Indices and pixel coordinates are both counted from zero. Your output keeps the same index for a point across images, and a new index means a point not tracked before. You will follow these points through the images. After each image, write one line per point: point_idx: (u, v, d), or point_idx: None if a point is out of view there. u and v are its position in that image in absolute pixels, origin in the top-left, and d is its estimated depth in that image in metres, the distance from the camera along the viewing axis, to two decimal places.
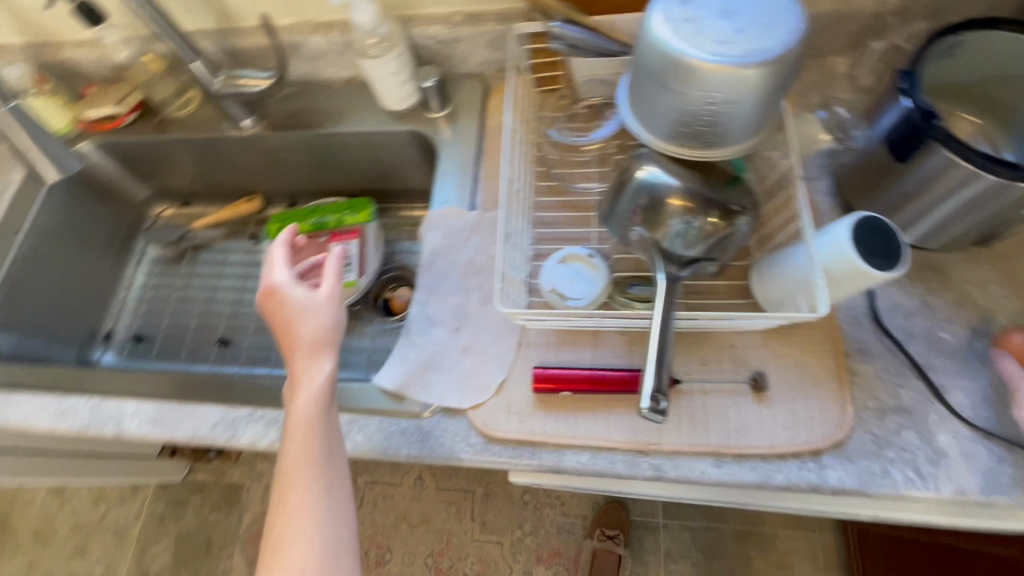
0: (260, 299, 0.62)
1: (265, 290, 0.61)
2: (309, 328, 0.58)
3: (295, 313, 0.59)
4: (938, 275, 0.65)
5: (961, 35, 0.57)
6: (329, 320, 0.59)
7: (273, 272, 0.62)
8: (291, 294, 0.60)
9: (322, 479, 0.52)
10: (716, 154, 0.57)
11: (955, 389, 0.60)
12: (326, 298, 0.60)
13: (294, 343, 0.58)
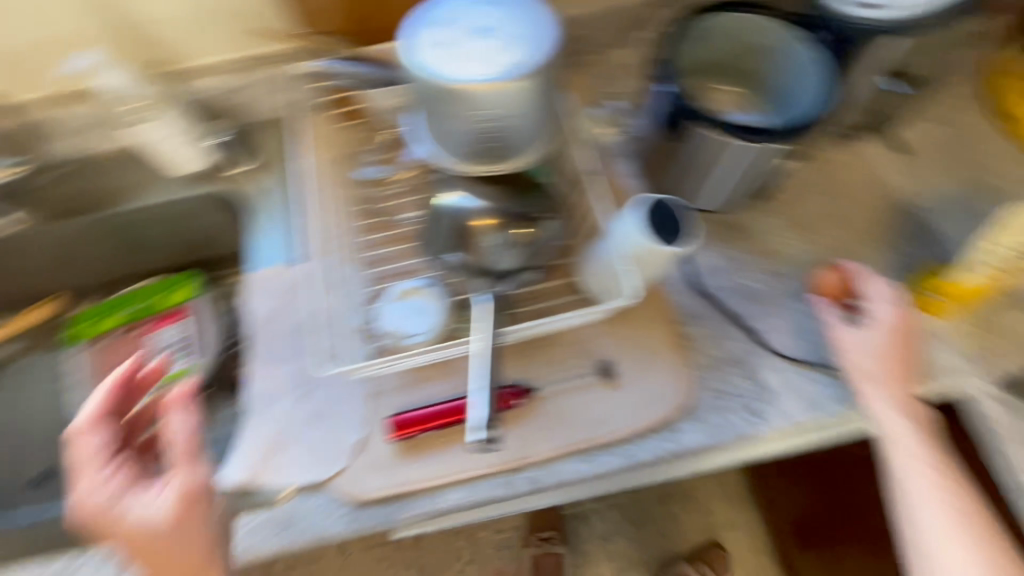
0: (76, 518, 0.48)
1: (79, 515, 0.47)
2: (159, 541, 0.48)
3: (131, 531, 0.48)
4: (737, 230, 0.72)
5: (702, 17, 0.62)
6: (196, 538, 0.48)
7: (89, 490, 0.48)
8: (121, 517, 0.47)
9: None
10: (516, 167, 0.57)
11: (770, 329, 0.67)
12: (183, 514, 0.48)
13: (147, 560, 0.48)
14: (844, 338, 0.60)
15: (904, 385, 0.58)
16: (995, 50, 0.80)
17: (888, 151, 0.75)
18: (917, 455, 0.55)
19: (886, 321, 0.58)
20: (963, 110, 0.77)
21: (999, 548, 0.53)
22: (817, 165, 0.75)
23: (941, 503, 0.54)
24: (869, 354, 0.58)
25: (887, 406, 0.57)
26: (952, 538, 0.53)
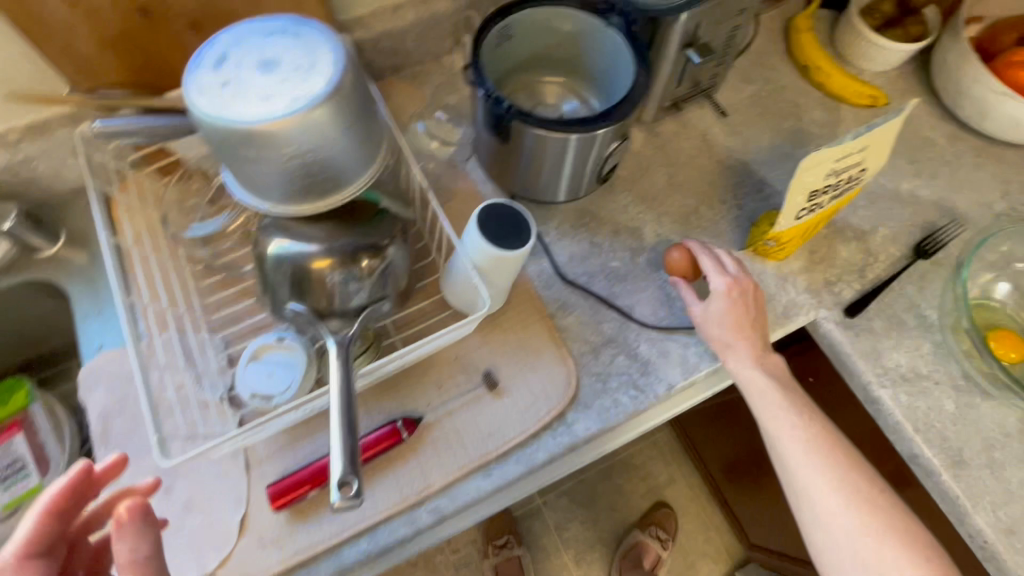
0: None
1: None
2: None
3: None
4: (592, 215, 0.74)
5: (505, 18, 0.62)
6: None
7: None
8: None
9: None
10: (344, 197, 0.53)
11: (638, 303, 0.69)
12: None
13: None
14: (697, 313, 0.64)
15: (756, 343, 0.62)
16: (784, 9, 0.88)
17: (712, 115, 0.81)
18: (778, 406, 0.60)
19: (728, 293, 0.62)
20: (769, 67, 0.85)
21: (861, 475, 0.56)
22: (654, 139, 0.79)
23: (805, 444, 0.58)
24: (718, 326, 0.62)
25: (746, 368, 0.61)
26: (818, 474, 0.56)
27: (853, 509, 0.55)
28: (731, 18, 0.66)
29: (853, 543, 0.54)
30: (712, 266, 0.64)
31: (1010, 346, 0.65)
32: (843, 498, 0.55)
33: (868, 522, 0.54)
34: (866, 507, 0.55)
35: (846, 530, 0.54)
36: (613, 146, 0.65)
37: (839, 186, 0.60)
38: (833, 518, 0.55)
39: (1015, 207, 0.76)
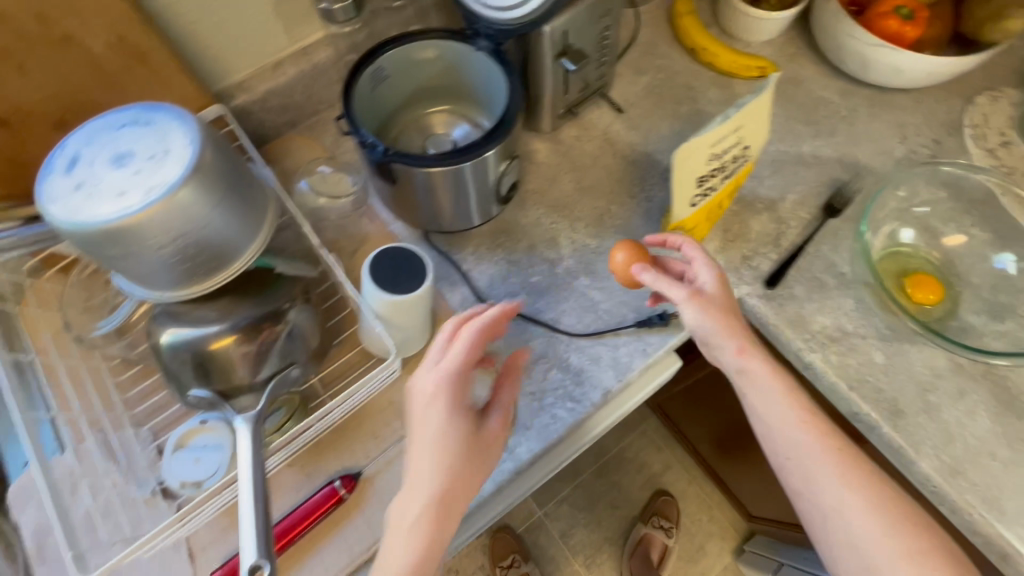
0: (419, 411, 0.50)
1: (431, 466, 0.48)
2: (472, 483, 0.50)
3: (427, 491, 0.48)
4: (507, 234, 0.75)
5: (372, 63, 0.62)
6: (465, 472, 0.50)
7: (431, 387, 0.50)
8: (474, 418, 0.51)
9: None
10: (233, 271, 0.53)
11: (563, 313, 0.69)
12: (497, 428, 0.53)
13: (455, 508, 0.49)
14: (687, 299, 0.56)
15: (759, 346, 0.57)
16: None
17: (611, 113, 0.83)
18: (789, 413, 0.56)
19: (716, 279, 0.57)
20: (659, 55, 0.86)
21: (881, 487, 0.53)
22: (557, 147, 0.80)
23: (815, 451, 0.55)
24: (712, 319, 0.56)
25: (761, 372, 0.56)
26: (826, 483, 0.54)
27: (871, 519, 0.52)
28: (596, 22, 0.68)
29: (861, 553, 0.52)
30: (694, 251, 0.59)
31: (925, 287, 0.67)
32: (855, 509, 0.53)
33: (882, 535, 0.52)
34: (885, 519, 0.52)
35: (853, 537, 0.53)
36: (504, 167, 0.66)
37: (727, 169, 0.61)
38: (844, 526, 0.53)
39: (914, 149, 0.77)
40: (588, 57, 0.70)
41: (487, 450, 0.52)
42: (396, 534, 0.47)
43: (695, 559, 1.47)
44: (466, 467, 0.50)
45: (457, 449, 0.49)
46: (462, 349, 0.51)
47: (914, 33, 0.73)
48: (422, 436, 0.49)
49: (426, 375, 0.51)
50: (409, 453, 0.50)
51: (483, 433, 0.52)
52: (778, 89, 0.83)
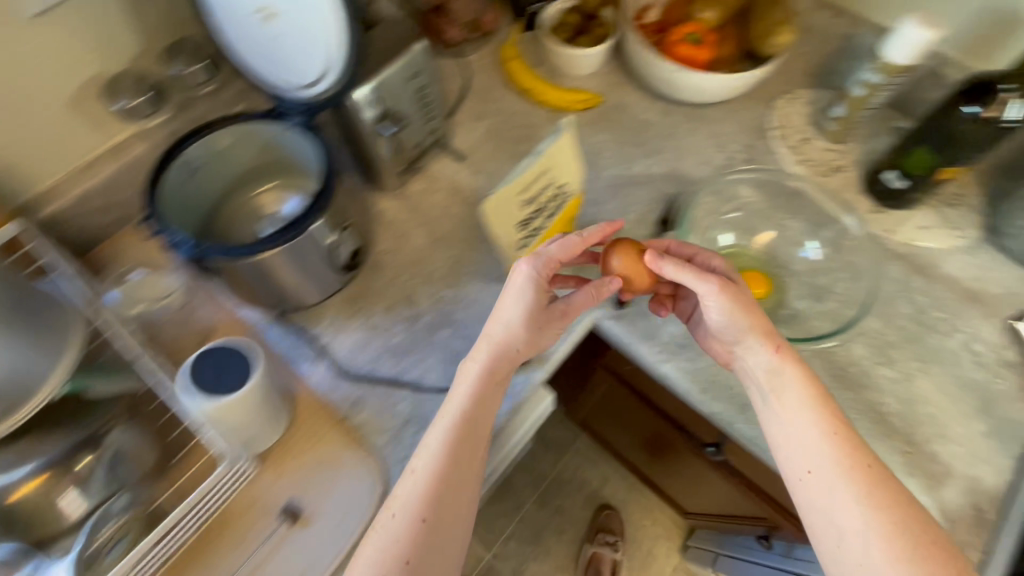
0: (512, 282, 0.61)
1: (493, 336, 0.60)
2: (502, 385, 0.61)
3: (464, 388, 0.59)
4: (364, 299, 0.74)
5: (176, 160, 0.61)
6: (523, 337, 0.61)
7: (520, 279, 0.60)
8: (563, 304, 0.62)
9: (465, 477, 0.57)
10: (36, 405, 0.50)
11: (426, 370, 0.70)
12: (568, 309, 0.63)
13: (485, 410, 0.59)
14: (721, 287, 0.60)
15: (790, 350, 0.61)
16: (492, 42, 0.94)
17: (456, 161, 0.85)
18: (817, 422, 0.57)
19: (729, 271, 0.65)
20: (494, 99, 0.90)
21: (911, 519, 0.51)
22: (407, 203, 0.81)
23: (836, 463, 0.54)
24: (746, 310, 0.60)
25: (789, 375, 0.59)
26: (847, 502, 0.53)
27: (891, 547, 0.50)
28: (408, 83, 0.69)
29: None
30: (700, 249, 0.67)
31: (757, 277, 0.74)
32: (875, 535, 0.51)
33: (905, 569, 0.49)
34: (907, 550, 0.50)
35: (869, 563, 0.51)
36: (336, 239, 0.66)
37: (548, 208, 0.65)
38: (861, 547, 0.51)
39: (731, 156, 0.85)
40: (408, 119, 0.72)
41: (560, 322, 0.63)
42: (444, 417, 0.58)
43: (647, 566, 1.48)
44: (499, 365, 0.60)
45: (505, 341, 0.60)
46: (558, 245, 0.61)
47: (705, 54, 0.81)
48: (515, 296, 0.60)
49: (520, 260, 0.61)
50: (485, 327, 0.62)
51: (551, 315, 0.62)
52: (608, 116, 0.89)
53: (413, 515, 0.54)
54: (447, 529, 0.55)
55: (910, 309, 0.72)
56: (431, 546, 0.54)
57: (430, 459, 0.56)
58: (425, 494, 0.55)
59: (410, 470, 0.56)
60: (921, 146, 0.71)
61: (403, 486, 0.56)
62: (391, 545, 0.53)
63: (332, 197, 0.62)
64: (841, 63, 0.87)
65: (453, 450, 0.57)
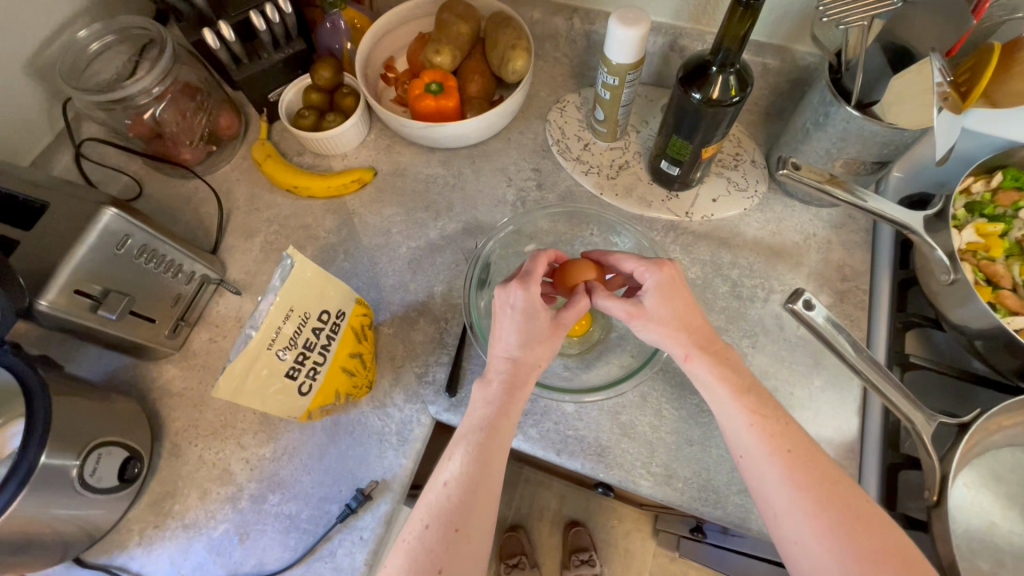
0: (501, 300, 0.58)
1: (505, 354, 0.57)
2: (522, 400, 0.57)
3: (482, 408, 0.56)
4: (172, 494, 0.65)
5: None
6: (552, 346, 0.58)
7: (517, 297, 0.57)
8: (565, 315, 0.58)
9: (494, 488, 0.52)
10: None
11: (262, 550, 0.62)
12: (576, 315, 0.58)
13: (505, 430, 0.55)
14: (635, 313, 0.58)
15: (717, 354, 0.56)
16: (241, 146, 0.85)
17: (237, 294, 0.75)
18: (739, 412, 0.53)
19: (665, 285, 0.57)
20: (260, 209, 0.81)
21: (840, 497, 0.47)
22: (194, 363, 0.72)
23: (764, 448, 0.50)
24: (666, 325, 0.57)
25: (706, 374, 0.55)
26: (771, 483, 0.49)
27: (821, 525, 0.46)
28: (119, 254, 0.61)
29: (810, 559, 0.46)
30: (636, 262, 0.59)
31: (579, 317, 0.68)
32: (802, 513, 0.47)
33: (834, 546, 0.45)
34: (836, 526, 0.46)
35: (801, 540, 0.47)
36: (84, 467, 0.57)
37: (315, 342, 0.60)
38: (792, 525, 0.47)
39: (522, 186, 0.81)
40: (129, 294, 0.62)
41: (558, 338, 0.58)
42: (469, 433, 0.54)
43: (628, 564, 1.44)
44: (518, 385, 0.57)
45: (525, 359, 0.57)
46: (537, 265, 0.60)
47: (452, 102, 0.78)
48: (512, 316, 0.57)
49: (507, 286, 0.58)
50: (493, 350, 0.59)
51: (558, 326, 0.58)
52: (386, 187, 0.82)
53: (442, 525, 0.49)
54: (474, 547, 0.49)
55: (727, 287, 0.72)
56: (459, 560, 0.49)
57: (462, 468, 0.52)
58: (454, 504, 0.50)
59: (442, 483, 0.52)
60: (677, 134, 0.68)
61: (428, 501, 0.51)
62: (422, 557, 0.48)
63: (49, 424, 0.53)
64: (593, 60, 0.84)
65: (483, 463, 0.52)
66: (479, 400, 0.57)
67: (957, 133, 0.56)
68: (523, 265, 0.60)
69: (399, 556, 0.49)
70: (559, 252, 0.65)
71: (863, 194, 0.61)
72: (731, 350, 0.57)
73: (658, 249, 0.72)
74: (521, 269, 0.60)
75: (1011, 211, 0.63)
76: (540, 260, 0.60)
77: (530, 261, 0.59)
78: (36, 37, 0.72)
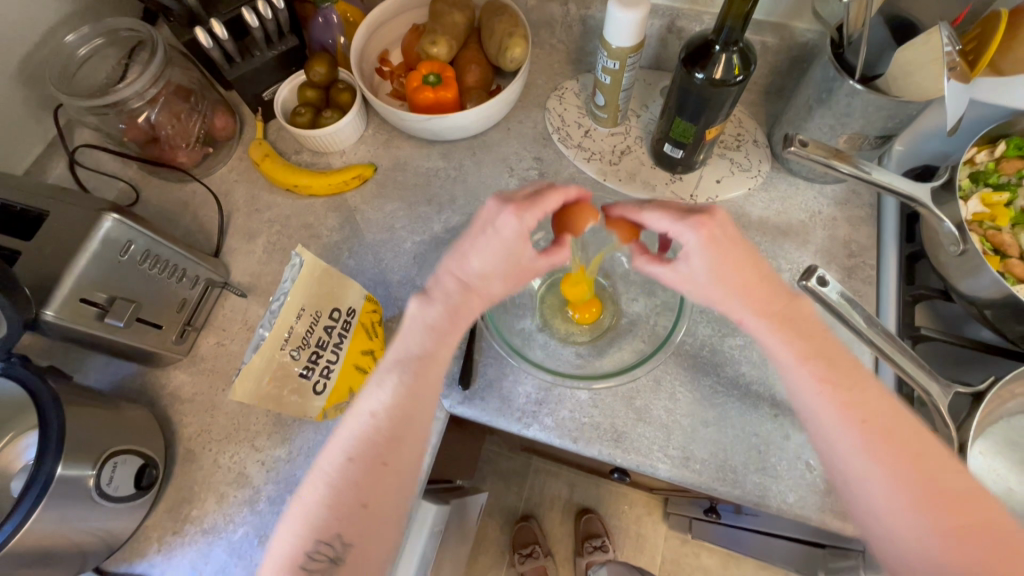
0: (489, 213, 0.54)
1: (459, 277, 0.55)
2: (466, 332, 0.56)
3: (419, 338, 0.54)
4: (190, 499, 0.65)
5: None
6: (505, 284, 0.56)
7: (505, 223, 0.53)
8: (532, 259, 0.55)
9: (425, 421, 0.52)
10: None
11: None
12: (545, 263, 0.56)
13: (442, 360, 0.54)
14: (683, 279, 0.55)
15: (786, 317, 0.52)
16: (238, 146, 0.84)
17: (243, 296, 0.75)
18: (806, 379, 0.51)
19: (716, 244, 0.52)
20: (261, 210, 0.80)
21: (920, 468, 0.46)
22: (203, 368, 0.71)
23: (836, 419, 0.48)
24: (720, 284, 0.52)
25: (773, 340, 0.52)
26: (842, 452, 0.48)
27: (900, 497, 0.45)
28: (123, 260, 0.60)
29: (886, 530, 0.46)
30: (669, 222, 0.54)
31: (589, 305, 0.69)
32: (880, 486, 0.46)
33: (915, 520, 0.45)
34: (918, 500, 0.45)
35: (877, 512, 0.46)
36: (100, 476, 0.56)
37: (330, 340, 0.61)
38: (865, 495, 0.47)
39: (524, 175, 0.80)
40: (135, 300, 0.61)
41: (519, 280, 0.56)
42: (402, 361, 0.53)
43: (641, 547, 1.45)
44: (462, 302, 0.55)
45: (477, 289, 0.55)
46: (547, 200, 0.54)
47: (451, 93, 0.77)
48: (493, 242, 0.53)
49: (505, 210, 0.53)
50: (451, 265, 0.55)
51: (524, 270, 0.56)
52: (387, 182, 0.81)
53: (368, 459, 0.49)
54: (402, 479, 0.50)
55: None
56: (386, 491, 0.49)
57: (392, 398, 0.51)
58: (382, 437, 0.50)
59: (369, 414, 0.51)
60: (681, 117, 0.67)
61: (352, 433, 0.51)
62: (346, 489, 0.48)
63: (63, 433, 0.53)
64: (589, 45, 0.83)
65: (415, 394, 0.52)
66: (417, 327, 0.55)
67: (966, 102, 0.56)
68: (531, 194, 0.55)
69: (318, 487, 0.49)
70: (580, 189, 0.59)
71: (867, 167, 0.60)
72: (800, 304, 0.53)
73: None
74: (532, 195, 0.55)
75: (1015, 179, 0.63)
76: (556, 198, 0.55)
77: (547, 193, 0.54)
78: (24, 44, 0.71)
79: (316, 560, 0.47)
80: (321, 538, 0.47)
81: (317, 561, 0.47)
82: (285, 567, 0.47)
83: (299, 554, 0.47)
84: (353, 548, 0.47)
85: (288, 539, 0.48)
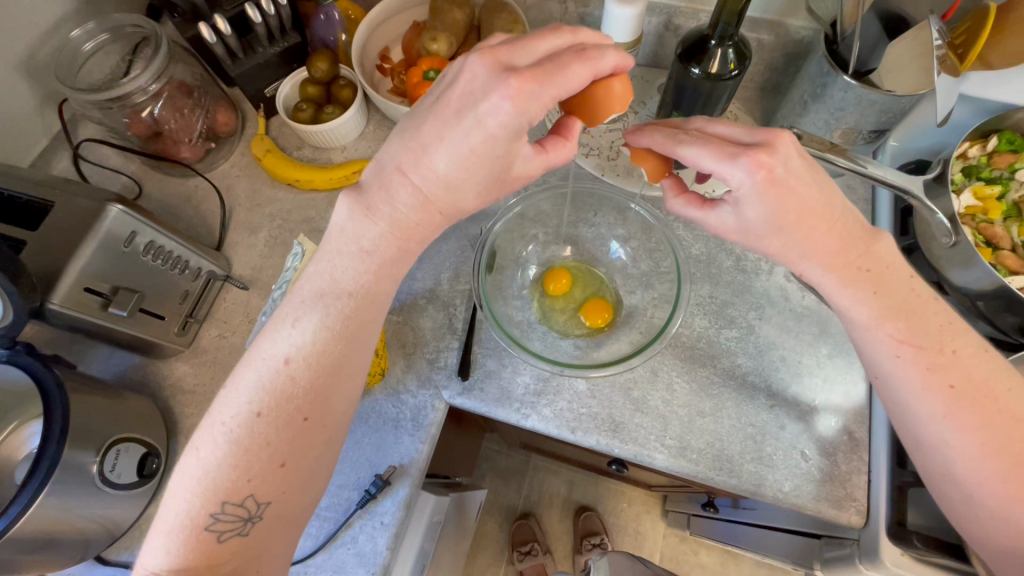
0: (464, 92, 0.43)
1: (416, 186, 0.46)
2: (408, 260, 0.51)
3: (353, 268, 0.49)
4: None
5: None
6: (478, 192, 0.47)
7: (497, 107, 0.41)
8: (517, 165, 0.45)
9: (354, 376, 0.52)
10: None
11: None
12: (534, 167, 0.47)
13: (380, 296, 0.51)
14: (735, 232, 0.52)
15: (868, 270, 0.51)
16: (240, 141, 0.85)
17: (244, 288, 0.75)
18: (885, 342, 0.51)
19: (780, 190, 0.46)
20: (263, 204, 0.81)
21: (1003, 435, 0.48)
22: (204, 359, 0.72)
23: (917, 385, 0.50)
24: (777, 234, 0.49)
25: (846, 298, 0.52)
26: (922, 420, 0.50)
27: (986, 465, 0.48)
28: (126, 252, 0.61)
29: (962, 493, 0.50)
30: (714, 161, 0.47)
31: (602, 312, 0.71)
32: (964, 454, 0.49)
33: (996, 488, 0.48)
34: (1001, 469, 0.48)
35: (953, 477, 0.50)
36: (104, 463, 0.57)
37: None
38: (944, 458, 0.50)
39: None
40: (137, 291, 0.62)
41: (496, 189, 0.48)
42: (330, 300, 0.49)
43: (640, 544, 1.45)
44: (432, 217, 0.48)
45: (440, 194, 0.46)
46: (568, 79, 0.43)
47: None
48: (474, 136, 0.42)
49: (500, 88, 0.41)
50: (412, 165, 0.45)
51: (511, 178, 0.47)
52: None
53: (286, 415, 0.49)
54: (324, 432, 0.51)
55: (731, 261, 0.72)
56: (305, 447, 0.50)
57: (313, 338, 0.49)
58: (303, 387, 0.49)
59: (283, 362, 0.49)
60: (677, 111, 0.69)
61: (263, 383, 0.49)
62: (258, 450, 0.48)
63: (67, 420, 0.54)
64: None
65: (339, 341, 0.50)
66: (346, 250, 0.49)
67: (956, 97, 0.58)
68: (542, 69, 0.41)
69: (220, 444, 0.48)
70: (621, 53, 0.46)
71: (862, 160, 0.58)
72: (879, 249, 0.51)
73: (666, 226, 0.71)
74: (549, 65, 0.42)
75: (1007, 173, 0.64)
76: (582, 70, 0.43)
77: (568, 69, 0.42)
78: (28, 38, 0.72)
79: (224, 520, 0.48)
80: (230, 499, 0.47)
81: (226, 521, 0.48)
82: (187, 525, 0.47)
83: (204, 514, 0.47)
84: (269, 505, 0.49)
85: (187, 499, 0.48)
